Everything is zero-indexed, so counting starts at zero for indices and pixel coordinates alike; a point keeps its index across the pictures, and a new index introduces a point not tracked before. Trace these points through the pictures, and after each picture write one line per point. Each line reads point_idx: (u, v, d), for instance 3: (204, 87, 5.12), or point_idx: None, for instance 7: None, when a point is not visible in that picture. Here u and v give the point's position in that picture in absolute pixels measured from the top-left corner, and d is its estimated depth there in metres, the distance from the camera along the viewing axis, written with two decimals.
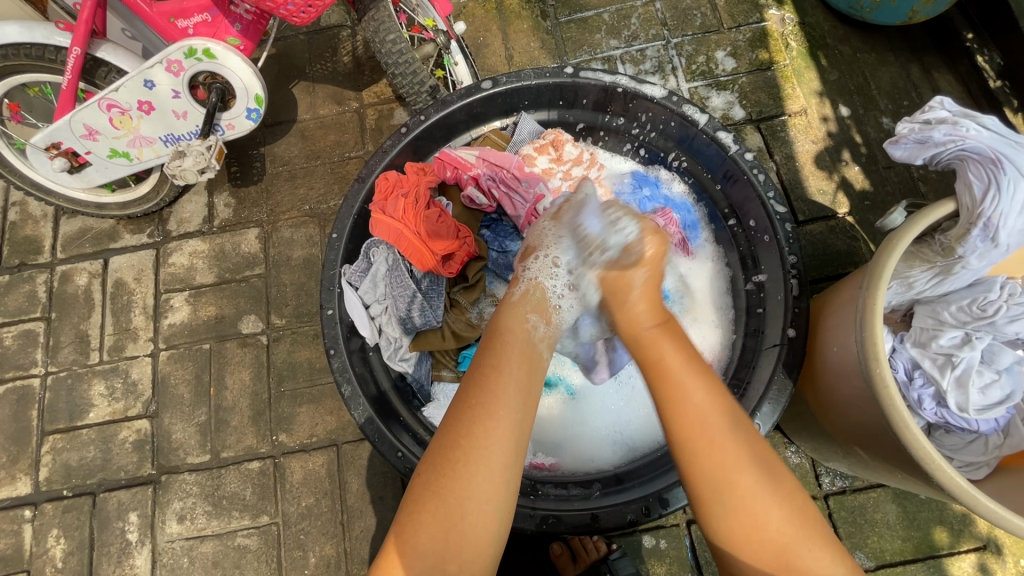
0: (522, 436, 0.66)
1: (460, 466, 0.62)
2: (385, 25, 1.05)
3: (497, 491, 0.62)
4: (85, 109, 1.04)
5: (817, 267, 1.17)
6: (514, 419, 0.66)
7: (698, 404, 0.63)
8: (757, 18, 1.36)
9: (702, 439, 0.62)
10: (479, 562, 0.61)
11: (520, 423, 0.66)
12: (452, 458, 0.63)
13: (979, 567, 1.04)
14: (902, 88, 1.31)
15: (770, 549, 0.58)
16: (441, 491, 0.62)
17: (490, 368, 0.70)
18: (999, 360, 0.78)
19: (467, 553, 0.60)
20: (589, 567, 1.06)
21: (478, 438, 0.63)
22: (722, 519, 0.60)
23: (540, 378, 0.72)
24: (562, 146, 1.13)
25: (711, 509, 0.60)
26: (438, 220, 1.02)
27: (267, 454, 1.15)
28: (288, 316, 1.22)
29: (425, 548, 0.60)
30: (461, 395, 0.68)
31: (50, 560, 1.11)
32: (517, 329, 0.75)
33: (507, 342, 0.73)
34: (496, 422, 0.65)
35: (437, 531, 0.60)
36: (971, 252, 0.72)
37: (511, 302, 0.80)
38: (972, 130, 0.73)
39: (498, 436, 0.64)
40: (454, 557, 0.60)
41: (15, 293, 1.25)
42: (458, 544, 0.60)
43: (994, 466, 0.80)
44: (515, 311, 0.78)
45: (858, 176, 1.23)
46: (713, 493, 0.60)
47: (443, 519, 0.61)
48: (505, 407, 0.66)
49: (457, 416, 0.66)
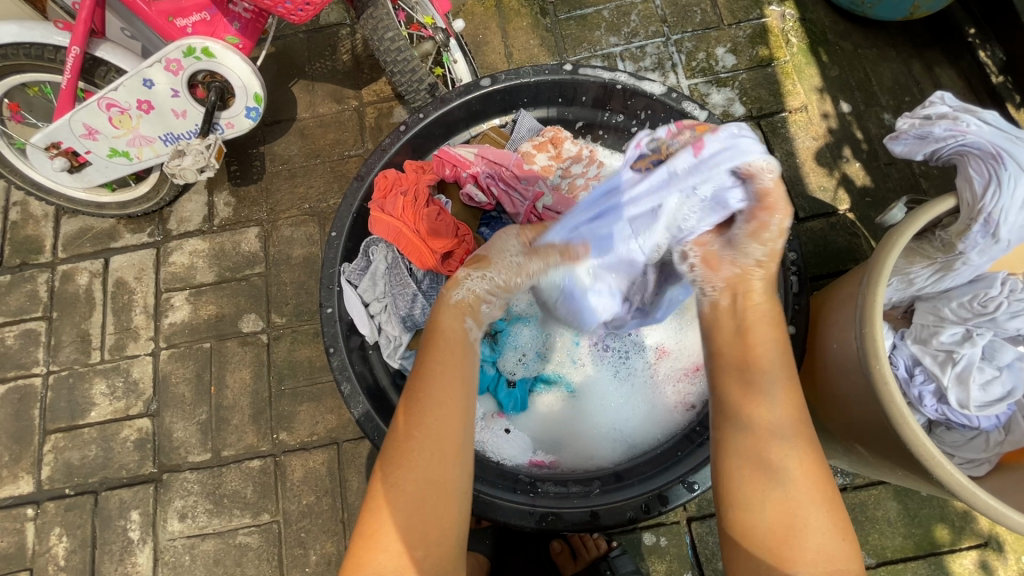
0: (469, 419, 0.67)
1: (415, 456, 0.63)
2: (384, 23, 1.05)
3: (452, 475, 0.64)
4: (84, 109, 1.04)
5: (817, 264, 1.17)
6: (461, 402, 0.67)
7: (772, 401, 0.64)
8: (758, 14, 1.35)
9: (770, 439, 0.63)
10: (448, 544, 0.62)
11: (466, 407, 0.68)
12: (407, 448, 0.64)
13: (980, 564, 1.04)
14: (903, 84, 1.30)
15: (803, 541, 0.58)
16: (402, 481, 0.62)
17: (434, 360, 0.70)
18: (1001, 356, 0.77)
19: (434, 537, 0.61)
20: (589, 565, 1.05)
21: (430, 426, 0.64)
22: (765, 505, 0.60)
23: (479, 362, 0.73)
24: (561, 143, 1.10)
25: (755, 500, 0.61)
26: (438, 218, 1.01)
27: (267, 453, 1.15)
28: (287, 315, 1.22)
29: (393, 539, 0.60)
30: (408, 388, 0.68)
31: (52, 558, 1.12)
32: (453, 327, 0.74)
33: (448, 332, 0.73)
34: (444, 411, 0.66)
35: (402, 520, 0.61)
36: (972, 248, 0.72)
37: (447, 304, 0.76)
38: (972, 126, 0.72)
39: (446, 424, 0.65)
40: (423, 543, 0.61)
41: (16, 292, 1.25)
42: (424, 532, 0.61)
43: (995, 463, 0.80)
44: (453, 309, 0.76)
45: (859, 172, 1.22)
46: (763, 484, 0.61)
47: (406, 509, 0.61)
48: (450, 394, 0.67)
49: (407, 409, 0.66)
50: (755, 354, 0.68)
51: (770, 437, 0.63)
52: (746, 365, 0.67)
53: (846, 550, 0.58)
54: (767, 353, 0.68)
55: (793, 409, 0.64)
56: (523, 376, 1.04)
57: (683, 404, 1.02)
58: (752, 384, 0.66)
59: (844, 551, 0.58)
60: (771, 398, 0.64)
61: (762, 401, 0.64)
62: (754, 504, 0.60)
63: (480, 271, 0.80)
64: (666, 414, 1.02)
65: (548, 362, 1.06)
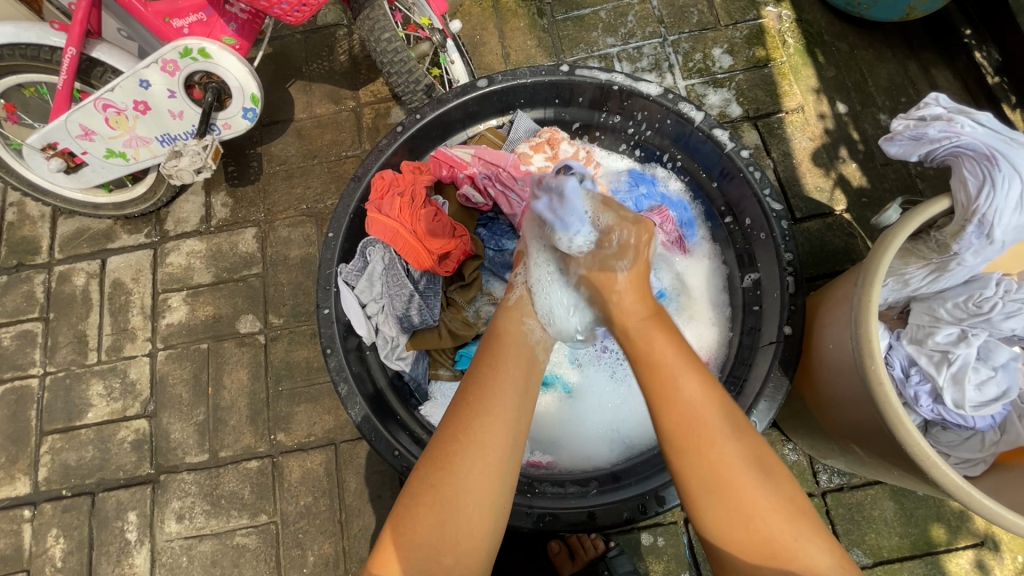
0: (519, 433, 0.67)
1: (459, 459, 0.63)
2: (381, 24, 1.05)
3: (493, 486, 0.63)
4: (80, 110, 1.04)
5: (814, 264, 1.17)
6: (512, 412, 0.67)
7: (689, 393, 0.64)
8: (754, 15, 1.36)
9: (693, 434, 0.62)
10: (475, 556, 0.61)
11: (518, 419, 0.67)
12: (452, 450, 0.64)
13: (977, 564, 1.04)
14: (900, 85, 1.30)
15: (759, 536, 0.58)
16: (441, 483, 0.62)
17: (488, 368, 0.71)
18: (996, 357, 0.77)
19: (465, 546, 0.60)
20: (587, 566, 1.06)
21: (478, 431, 0.64)
22: (712, 505, 0.60)
23: (538, 377, 0.74)
24: (558, 144, 1.10)
25: (702, 500, 0.60)
26: (435, 219, 1.02)
27: (265, 454, 1.15)
28: (285, 316, 1.22)
29: (421, 541, 0.60)
30: (460, 392, 0.69)
31: (50, 559, 1.11)
32: (514, 330, 0.77)
33: (506, 343, 0.75)
34: (494, 418, 0.66)
35: (434, 521, 0.61)
36: (966, 248, 0.72)
37: (508, 306, 0.82)
38: (967, 127, 0.73)
39: (496, 431, 0.65)
40: (451, 550, 0.60)
41: (13, 293, 1.25)
42: (455, 537, 0.60)
43: (990, 463, 0.80)
44: (513, 314, 0.80)
45: (855, 173, 1.23)
46: (702, 484, 0.60)
47: (440, 511, 0.61)
48: (502, 401, 0.67)
49: (456, 413, 0.67)
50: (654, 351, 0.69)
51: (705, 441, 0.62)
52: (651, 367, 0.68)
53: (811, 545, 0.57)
54: (663, 350, 0.69)
55: (713, 398, 0.64)
56: None
57: None
58: (662, 377, 0.66)
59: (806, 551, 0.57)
60: (688, 390, 0.64)
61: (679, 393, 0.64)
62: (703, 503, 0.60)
63: (523, 267, 0.88)
64: None
65: None
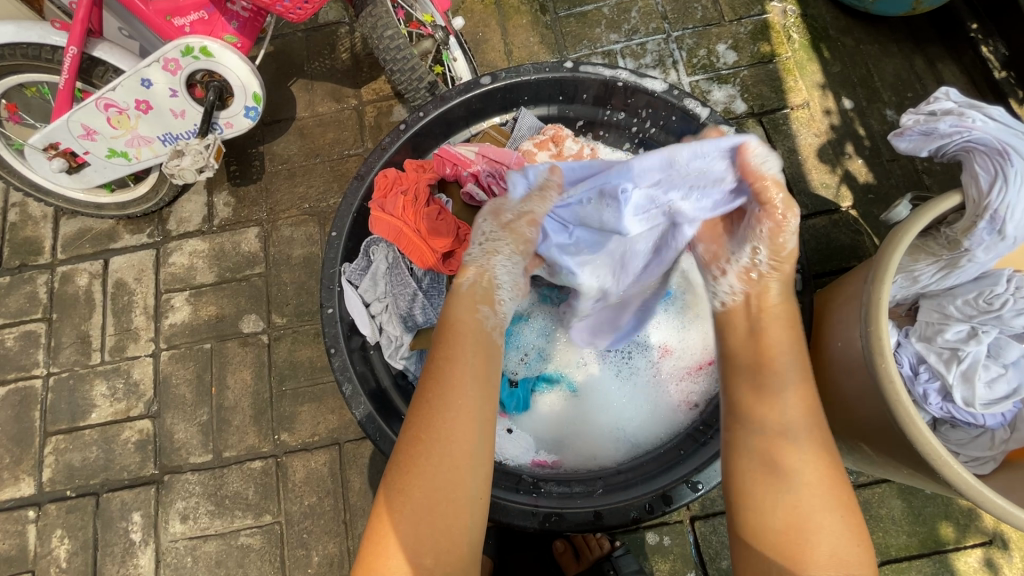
0: (483, 423, 0.67)
1: (423, 461, 0.63)
2: (383, 21, 1.04)
3: (463, 480, 0.63)
4: (82, 110, 1.03)
5: (820, 262, 1.16)
6: (473, 405, 0.67)
7: (787, 409, 0.66)
8: (759, 10, 1.35)
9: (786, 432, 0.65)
10: (458, 550, 0.61)
11: (480, 409, 0.67)
12: (416, 453, 0.64)
13: (986, 562, 1.04)
14: (906, 80, 1.29)
15: (817, 544, 0.59)
16: (410, 487, 0.62)
17: (445, 360, 0.70)
18: (1006, 354, 0.76)
19: (445, 543, 0.61)
20: (592, 566, 1.04)
21: (442, 430, 0.64)
22: (777, 512, 0.61)
23: (495, 362, 0.73)
24: (562, 142, 1.07)
25: (764, 503, 0.62)
26: (438, 218, 1.00)
27: (269, 454, 1.15)
28: (288, 316, 1.22)
29: (402, 544, 0.60)
30: (422, 390, 0.68)
31: (54, 560, 1.11)
32: (467, 319, 0.74)
33: (457, 332, 0.73)
34: (457, 414, 0.65)
35: (411, 525, 0.61)
36: (978, 244, 0.71)
37: (461, 292, 0.78)
38: (978, 122, 0.71)
39: (459, 426, 0.65)
40: (433, 549, 0.60)
41: (16, 294, 1.25)
42: (436, 537, 0.61)
43: (1000, 461, 0.79)
44: (462, 300, 0.76)
45: (862, 169, 1.22)
46: (774, 491, 0.62)
47: (416, 514, 0.61)
48: (462, 395, 0.67)
49: (420, 410, 0.66)
50: (773, 358, 0.69)
51: (785, 436, 0.65)
52: (763, 366, 0.69)
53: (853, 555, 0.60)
54: (783, 358, 0.69)
55: (810, 418, 0.66)
56: (525, 376, 1.03)
57: (686, 403, 1.02)
58: (776, 382, 0.68)
59: (858, 555, 0.59)
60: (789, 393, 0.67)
61: (778, 401, 0.66)
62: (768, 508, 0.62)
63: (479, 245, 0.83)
64: (668, 413, 1.02)
65: (549, 362, 1.06)
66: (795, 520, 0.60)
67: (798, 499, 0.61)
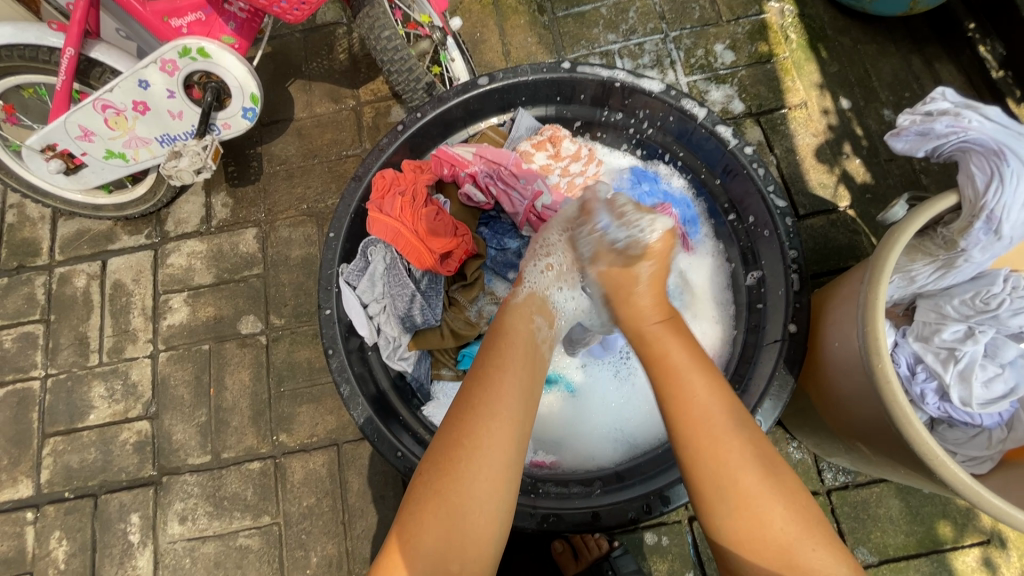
0: (523, 435, 0.66)
1: (463, 466, 0.62)
2: (380, 21, 1.04)
3: (497, 491, 0.62)
4: (79, 111, 1.03)
5: (818, 261, 1.16)
6: (517, 417, 0.66)
7: (697, 397, 0.64)
8: (757, 10, 1.35)
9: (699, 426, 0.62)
10: (482, 560, 0.60)
11: (523, 423, 0.66)
12: (453, 457, 0.62)
13: (984, 561, 1.04)
14: (903, 80, 1.29)
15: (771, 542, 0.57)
16: (443, 490, 0.61)
17: (493, 367, 0.70)
18: (1003, 354, 0.76)
19: (470, 551, 0.60)
20: (591, 566, 1.05)
21: (483, 436, 0.63)
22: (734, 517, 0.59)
23: (540, 380, 0.72)
24: (560, 142, 1.10)
25: (716, 509, 0.60)
26: (437, 218, 1.01)
27: (268, 455, 1.15)
28: (287, 316, 1.22)
29: (429, 549, 0.59)
30: (463, 394, 0.68)
31: (53, 562, 1.11)
32: (521, 329, 0.76)
33: (509, 343, 0.74)
34: (498, 421, 0.64)
35: (440, 528, 0.60)
36: (974, 244, 0.71)
37: (514, 303, 0.81)
38: (974, 122, 0.72)
39: (500, 435, 0.64)
40: (457, 556, 0.59)
41: (13, 295, 1.25)
42: (461, 544, 0.59)
43: (998, 461, 0.79)
44: (520, 312, 0.79)
45: (859, 169, 1.22)
46: (718, 495, 0.60)
47: (445, 518, 0.60)
48: (506, 405, 0.66)
49: (458, 416, 0.65)
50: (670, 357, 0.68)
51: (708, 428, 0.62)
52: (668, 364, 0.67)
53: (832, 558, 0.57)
54: (678, 357, 0.67)
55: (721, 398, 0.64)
56: None
57: None
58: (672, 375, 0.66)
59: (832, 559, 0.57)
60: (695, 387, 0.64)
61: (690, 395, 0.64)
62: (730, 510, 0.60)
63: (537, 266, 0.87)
64: None
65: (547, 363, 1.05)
66: (746, 515, 0.58)
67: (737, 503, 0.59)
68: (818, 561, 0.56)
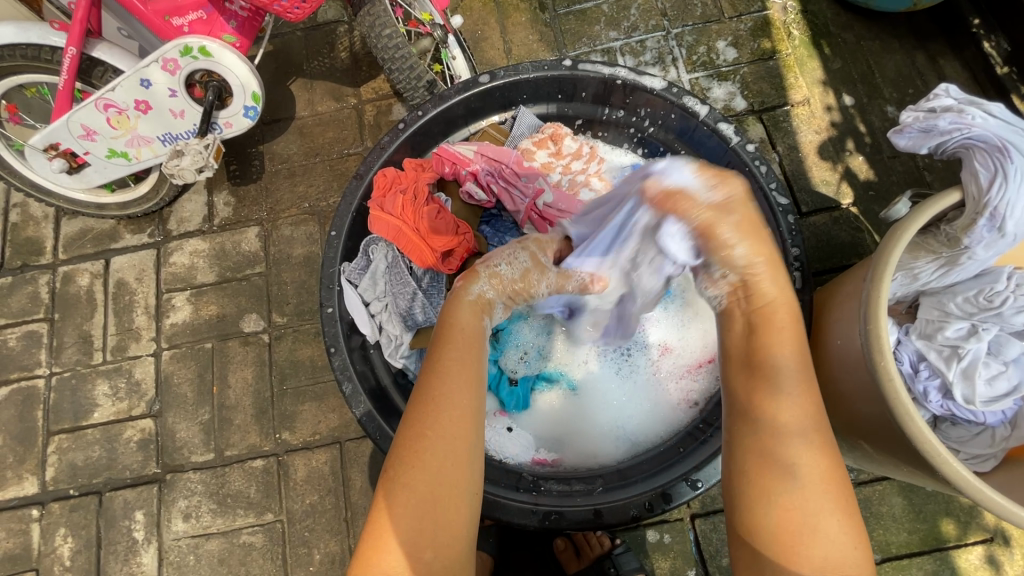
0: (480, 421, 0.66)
1: (426, 455, 0.62)
2: (382, 20, 1.04)
3: (464, 474, 0.62)
4: (82, 110, 1.04)
5: (821, 259, 1.16)
6: (473, 404, 0.66)
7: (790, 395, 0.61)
8: (759, 6, 1.34)
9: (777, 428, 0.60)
10: (455, 546, 0.60)
11: (478, 409, 0.66)
12: (418, 449, 0.62)
13: (987, 559, 1.03)
14: (907, 76, 1.29)
15: (813, 544, 0.55)
16: (411, 480, 0.61)
17: (447, 360, 0.68)
18: (1006, 351, 0.77)
19: (444, 538, 0.59)
20: (594, 563, 1.04)
21: (443, 425, 0.63)
22: (771, 514, 0.57)
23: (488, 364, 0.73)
24: (561, 140, 1.10)
25: (761, 503, 0.58)
26: (437, 216, 1.01)
27: (270, 453, 1.15)
28: (289, 315, 1.22)
29: (404, 536, 0.59)
30: (420, 389, 0.67)
31: (58, 559, 1.12)
32: (467, 321, 0.74)
33: (460, 334, 0.72)
34: (456, 411, 0.64)
35: (413, 519, 0.59)
36: (977, 242, 0.71)
37: (460, 295, 0.77)
38: (978, 118, 0.71)
39: (457, 426, 0.64)
40: (432, 543, 0.59)
41: (18, 294, 1.25)
42: (435, 531, 0.59)
43: (1001, 458, 0.79)
44: (467, 306, 0.76)
45: (862, 166, 1.21)
46: (774, 488, 0.57)
47: (417, 507, 0.60)
48: (464, 398, 0.65)
49: (416, 408, 0.65)
50: (770, 353, 0.63)
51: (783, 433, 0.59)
52: (754, 369, 0.63)
53: (861, 549, 0.55)
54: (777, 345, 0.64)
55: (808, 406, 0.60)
56: (524, 374, 1.04)
57: (686, 402, 1.02)
58: (770, 378, 0.61)
59: (858, 556, 0.55)
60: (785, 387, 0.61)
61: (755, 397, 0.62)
62: (759, 509, 0.58)
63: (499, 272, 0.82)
64: (668, 412, 1.02)
65: (549, 360, 1.06)
66: (793, 514, 0.56)
67: (794, 503, 0.56)
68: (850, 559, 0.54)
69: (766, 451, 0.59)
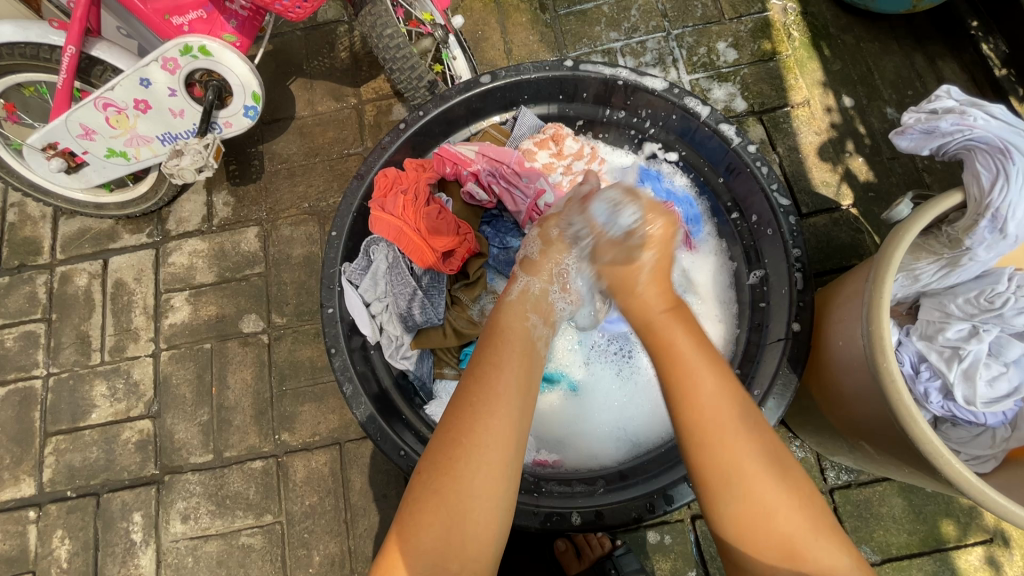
0: (523, 433, 0.65)
1: (460, 468, 0.61)
2: (383, 19, 1.04)
3: (500, 486, 0.62)
4: (80, 109, 1.03)
5: (821, 260, 1.16)
6: (517, 415, 0.65)
7: (710, 390, 0.63)
8: (760, 8, 1.34)
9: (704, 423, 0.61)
10: (483, 559, 0.60)
11: (521, 420, 0.65)
12: (454, 456, 0.62)
13: (987, 560, 1.04)
14: (906, 78, 1.29)
15: (772, 536, 0.57)
16: (443, 490, 0.61)
17: (491, 365, 0.69)
18: (1007, 353, 0.77)
19: (471, 551, 0.60)
20: (594, 564, 1.05)
21: (480, 433, 0.63)
22: (729, 509, 0.59)
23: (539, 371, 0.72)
24: (562, 140, 1.09)
25: (719, 501, 0.59)
26: (438, 217, 1.01)
27: (270, 454, 1.15)
28: (288, 315, 1.22)
29: (428, 547, 0.59)
30: (461, 396, 0.67)
31: (56, 561, 1.11)
32: (517, 327, 0.74)
33: (508, 338, 0.73)
34: (497, 420, 0.64)
35: (439, 530, 0.60)
36: (978, 243, 0.71)
37: (509, 301, 0.79)
38: (979, 120, 0.71)
39: (498, 434, 0.63)
40: (457, 556, 0.59)
41: (15, 294, 1.25)
42: (462, 544, 0.59)
43: (1001, 459, 0.80)
44: (514, 308, 0.77)
45: (862, 167, 1.22)
46: (722, 485, 0.59)
47: (445, 517, 0.60)
48: (506, 406, 0.65)
49: (455, 413, 0.65)
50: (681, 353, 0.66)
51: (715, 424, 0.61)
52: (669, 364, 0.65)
53: (828, 540, 0.57)
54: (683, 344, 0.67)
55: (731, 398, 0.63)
56: None
57: None
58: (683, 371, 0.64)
59: (824, 547, 0.57)
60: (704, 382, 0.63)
61: (698, 388, 0.62)
62: (717, 507, 0.59)
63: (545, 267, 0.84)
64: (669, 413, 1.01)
65: (549, 360, 1.05)
66: (749, 512, 0.58)
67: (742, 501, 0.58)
68: (822, 550, 0.57)
69: (700, 447, 0.61)
